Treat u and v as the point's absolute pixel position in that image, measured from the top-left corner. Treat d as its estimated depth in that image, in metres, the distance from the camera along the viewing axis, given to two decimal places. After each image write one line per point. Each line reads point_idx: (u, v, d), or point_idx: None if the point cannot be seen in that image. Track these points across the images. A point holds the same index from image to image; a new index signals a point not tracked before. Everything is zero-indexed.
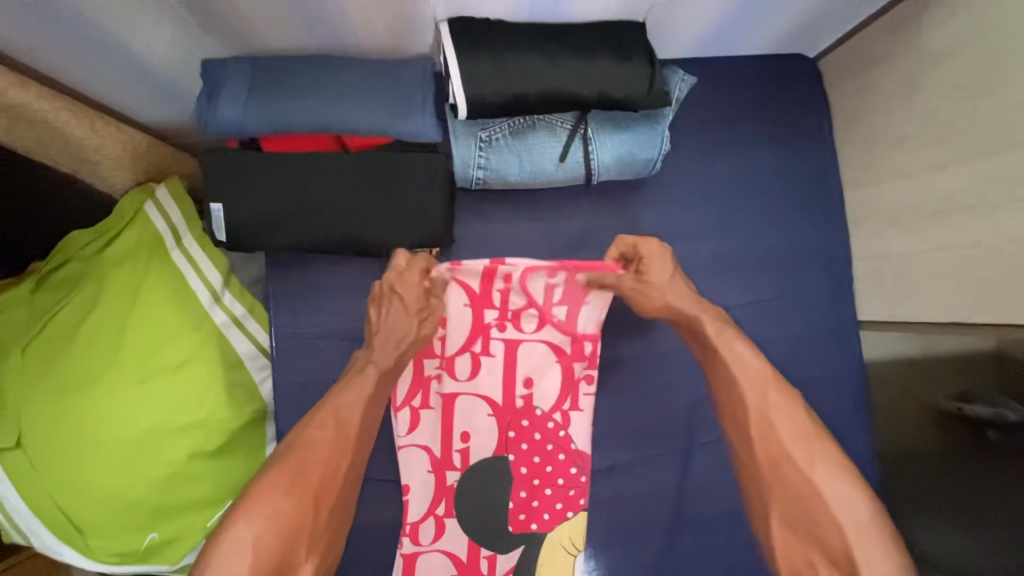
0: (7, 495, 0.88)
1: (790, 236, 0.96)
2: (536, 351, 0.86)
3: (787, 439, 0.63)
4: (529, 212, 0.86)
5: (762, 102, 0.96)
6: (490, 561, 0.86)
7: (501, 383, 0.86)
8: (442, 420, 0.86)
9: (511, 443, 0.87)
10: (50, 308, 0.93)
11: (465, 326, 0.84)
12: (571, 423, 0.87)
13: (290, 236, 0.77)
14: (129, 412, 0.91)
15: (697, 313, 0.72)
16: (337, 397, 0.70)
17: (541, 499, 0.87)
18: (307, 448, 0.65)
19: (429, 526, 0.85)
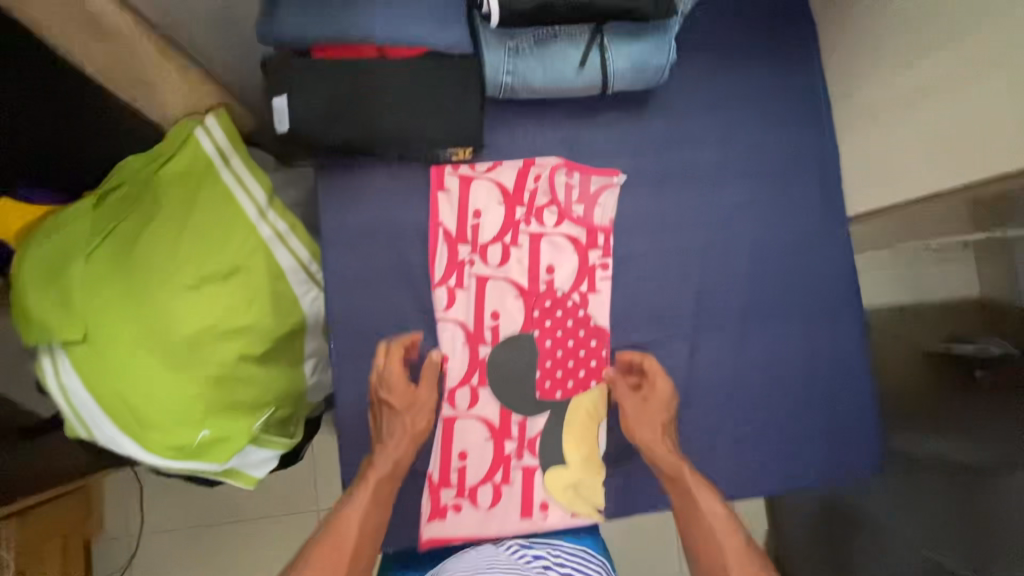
0: (74, 388, 0.96)
1: (789, 140, 1.00)
2: (559, 241, 0.94)
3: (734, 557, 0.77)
4: (551, 122, 0.96)
5: (755, 27, 1.08)
6: (521, 425, 0.91)
7: (528, 270, 0.94)
8: (474, 301, 0.92)
9: (537, 319, 0.93)
10: (111, 221, 1.01)
11: (495, 217, 0.93)
12: (592, 306, 0.94)
13: (342, 133, 0.85)
14: (183, 315, 0.99)
15: (678, 462, 0.85)
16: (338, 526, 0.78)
17: (566, 367, 0.93)
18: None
19: (464, 392, 0.91)
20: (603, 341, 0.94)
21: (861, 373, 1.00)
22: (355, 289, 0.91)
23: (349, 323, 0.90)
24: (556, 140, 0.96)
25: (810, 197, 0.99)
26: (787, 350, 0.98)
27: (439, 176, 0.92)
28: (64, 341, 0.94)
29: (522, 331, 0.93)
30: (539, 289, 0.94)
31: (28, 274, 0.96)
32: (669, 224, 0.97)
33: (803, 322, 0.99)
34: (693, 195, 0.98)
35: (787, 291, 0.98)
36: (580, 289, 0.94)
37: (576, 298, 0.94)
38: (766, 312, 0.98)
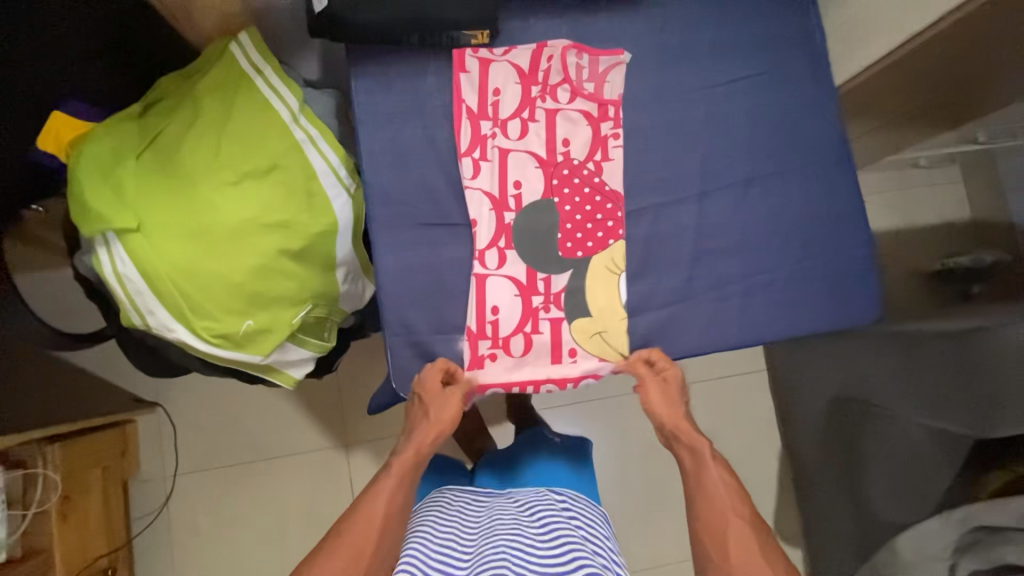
0: (128, 274, 1.03)
1: (778, 20, 1.08)
2: (573, 116, 1.02)
3: (735, 523, 0.85)
4: (558, 11, 1.05)
5: None
6: (546, 281, 0.99)
7: (546, 143, 1.02)
8: (498, 171, 1.00)
9: (556, 187, 1.01)
10: (158, 127, 1.10)
11: (513, 95, 1.01)
12: (607, 174, 1.02)
13: (376, 11, 0.93)
14: (226, 206, 1.07)
15: (697, 433, 0.98)
16: (373, 500, 0.89)
17: (585, 229, 1.00)
18: (349, 533, 0.85)
19: (493, 253, 0.99)
20: (619, 204, 1.02)
21: (859, 226, 1.07)
22: (388, 163, 0.99)
23: (385, 195, 0.98)
24: (564, 27, 1.05)
25: (801, 72, 1.08)
26: (789, 208, 1.05)
27: (461, 58, 1.00)
28: (120, 230, 1.02)
29: (543, 198, 1.01)
30: (557, 160, 1.01)
31: (83, 172, 1.04)
32: (672, 98, 1.05)
33: (801, 183, 1.06)
34: (692, 71, 1.06)
35: (784, 157, 1.06)
36: (594, 159, 1.02)
37: (591, 167, 1.02)
38: (764, 174, 1.05)
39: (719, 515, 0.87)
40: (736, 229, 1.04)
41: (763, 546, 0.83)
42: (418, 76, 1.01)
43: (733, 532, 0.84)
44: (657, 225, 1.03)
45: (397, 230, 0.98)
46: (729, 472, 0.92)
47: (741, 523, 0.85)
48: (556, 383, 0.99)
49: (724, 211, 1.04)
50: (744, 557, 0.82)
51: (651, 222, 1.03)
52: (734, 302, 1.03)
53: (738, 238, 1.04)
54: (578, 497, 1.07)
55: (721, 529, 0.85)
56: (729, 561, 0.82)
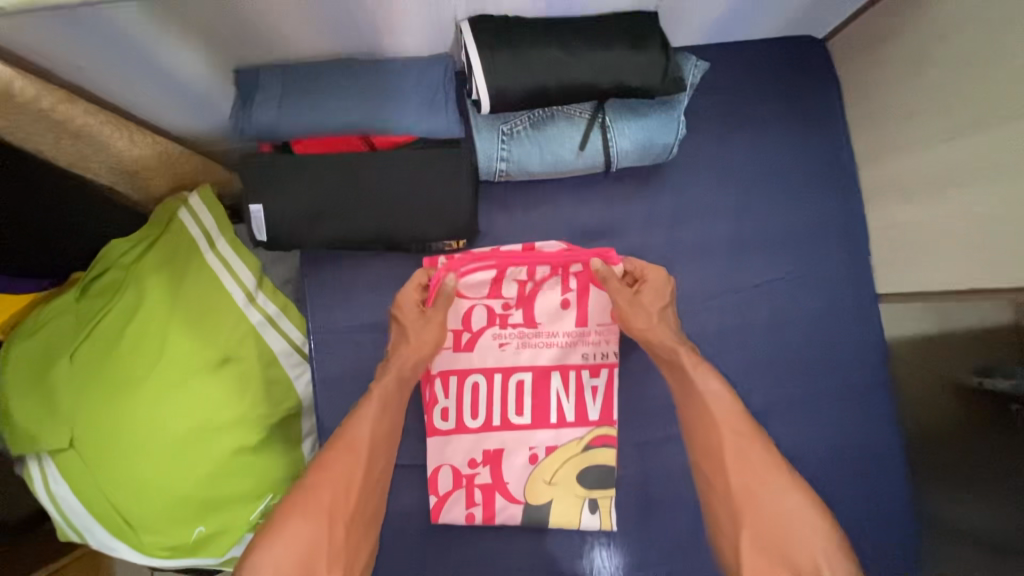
0: (63, 494, 0.92)
1: (809, 210, 0.91)
2: (556, 313, 0.91)
3: (729, 456, 0.71)
4: (551, 204, 0.89)
5: (784, 64, 0.91)
6: (505, 494, 0.89)
7: (524, 327, 0.91)
8: (472, 364, 0.91)
9: (535, 380, 0.91)
10: (94, 315, 0.97)
11: (488, 276, 0.89)
12: (600, 363, 0.90)
13: (327, 232, 0.80)
14: (171, 411, 0.95)
15: (677, 345, 0.79)
16: (354, 424, 0.76)
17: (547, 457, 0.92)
18: (327, 466, 0.72)
19: (447, 478, 0.89)
20: (611, 400, 0.90)
21: (895, 457, 0.92)
22: (351, 389, 0.89)
23: None
24: (557, 223, 0.89)
25: (830, 273, 0.91)
26: (812, 438, 0.91)
27: (432, 262, 0.85)
28: (51, 448, 0.91)
29: (522, 396, 0.90)
30: (540, 347, 0.91)
31: (14, 377, 0.93)
32: (681, 307, 0.90)
33: (827, 407, 0.91)
34: (705, 274, 0.90)
35: (805, 379, 0.91)
36: (581, 349, 0.91)
37: (578, 358, 0.91)
38: (785, 394, 0.91)
39: (712, 439, 0.73)
40: None
41: (772, 458, 0.70)
42: (385, 285, 0.88)
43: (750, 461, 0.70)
44: (654, 458, 0.92)
45: None
46: (722, 383, 0.76)
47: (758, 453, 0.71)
48: (533, 424, 0.90)
49: None
50: (757, 483, 0.69)
51: (648, 452, 0.92)
52: None
53: None
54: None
55: (720, 456, 0.72)
56: (731, 485, 0.70)
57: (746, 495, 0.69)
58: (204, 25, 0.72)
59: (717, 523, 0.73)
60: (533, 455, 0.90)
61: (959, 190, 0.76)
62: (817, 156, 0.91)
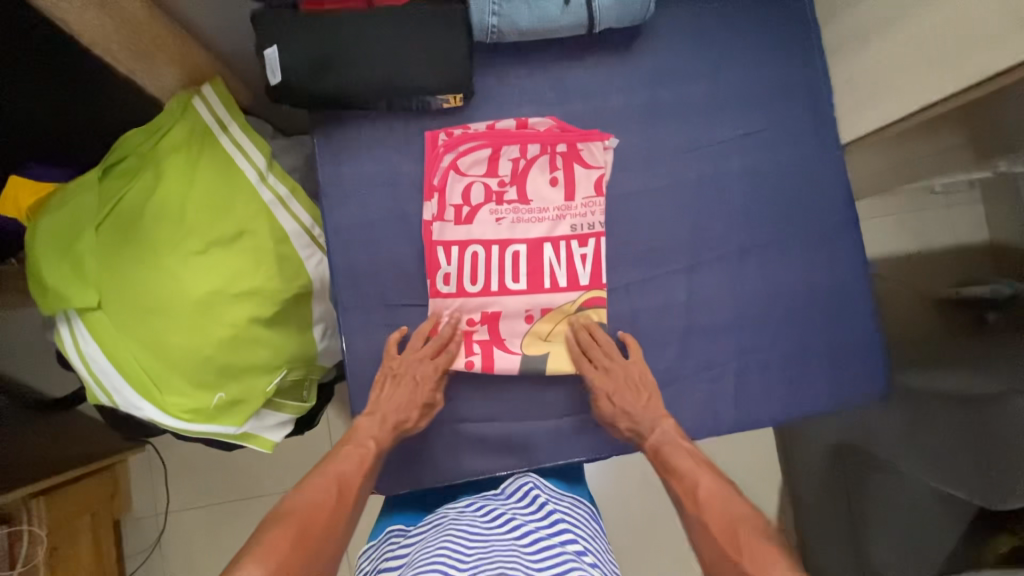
0: (93, 354, 0.99)
1: (776, 71, 0.99)
2: (545, 190, 0.94)
3: (720, 522, 0.74)
4: (540, 66, 0.96)
5: None
6: (501, 345, 0.93)
7: (517, 203, 0.94)
8: (471, 236, 0.94)
9: (532, 248, 0.93)
10: (118, 193, 1.04)
11: (484, 154, 0.94)
12: (587, 232, 0.94)
13: (334, 83, 0.86)
14: (191, 278, 1.02)
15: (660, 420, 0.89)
16: (338, 464, 0.81)
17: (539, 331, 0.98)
18: (311, 498, 0.75)
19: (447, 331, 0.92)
20: (600, 265, 0.94)
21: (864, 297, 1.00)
22: (358, 240, 0.94)
23: (354, 273, 0.94)
24: (547, 83, 0.96)
25: (797, 127, 0.99)
26: (789, 279, 0.98)
27: (433, 141, 0.93)
28: (81, 308, 0.98)
29: (519, 264, 0.93)
30: (532, 222, 0.94)
31: (42, 246, 0.99)
32: (662, 160, 0.97)
33: (800, 251, 0.99)
34: (684, 129, 0.98)
35: (779, 226, 0.98)
36: (569, 221, 0.94)
37: (567, 230, 0.94)
38: (760, 239, 0.98)
39: (703, 505, 0.77)
40: (731, 304, 0.97)
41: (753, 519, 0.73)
42: (388, 143, 0.95)
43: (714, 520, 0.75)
44: (645, 302, 0.96)
45: (366, 310, 0.94)
46: (702, 458, 0.84)
47: (728, 501, 0.76)
48: (529, 291, 0.93)
49: (715, 280, 0.96)
50: (749, 543, 0.70)
51: (638, 295, 0.96)
52: (725, 382, 0.96)
53: (732, 308, 0.97)
54: (563, 496, 0.90)
55: (709, 513, 0.75)
56: (721, 539, 0.72)
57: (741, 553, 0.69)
58: None
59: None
60: (528, 317, 0.94)
61: None
62: (783, 21, 0.99)
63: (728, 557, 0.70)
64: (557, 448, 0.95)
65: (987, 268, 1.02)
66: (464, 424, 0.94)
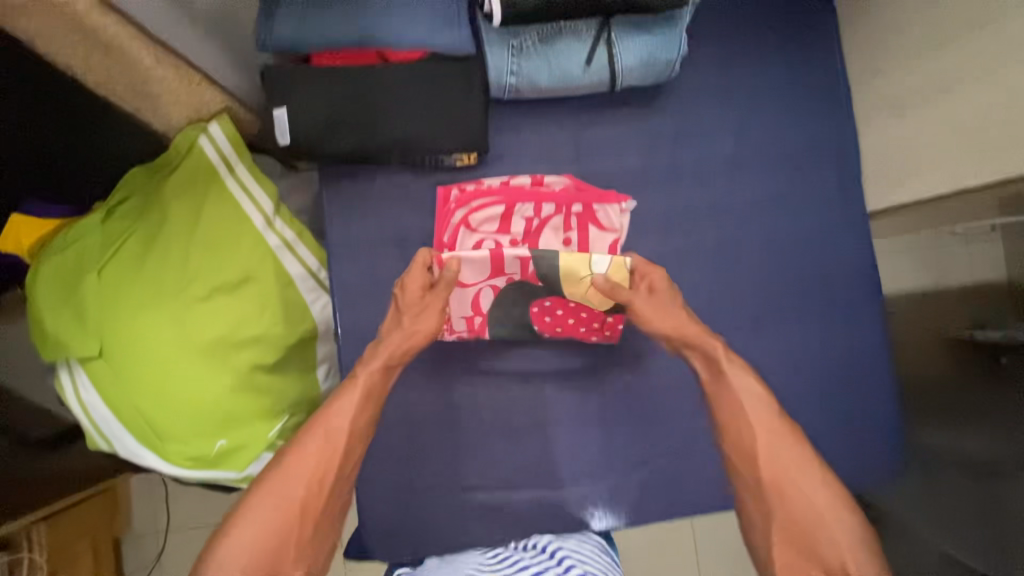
0: (94, 403, 0.98)
1: (804, 131, 0.95)
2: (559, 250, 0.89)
3: (765, 457, 0.72)
4: (558, 123, 0.93)
5: None
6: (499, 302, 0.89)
7: None
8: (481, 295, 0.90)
9: (551, 303, 0.88)
10: (120, 236, 1.01)
11: (498, 210, 0.90)
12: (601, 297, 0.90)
13: (346, 142, 0.84)
14: (194, 326, 1.00)
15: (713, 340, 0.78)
16: (330, 413, 0.78)
17: (566, 323, 0.90)
18: (307, 451, 0.75)
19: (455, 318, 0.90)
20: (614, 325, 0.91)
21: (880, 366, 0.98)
22: (365, 299, 0.92)
23: (359, 331, 0.92)
24: (565, 141, 0.93)
25: (822, 191, 0.95)
26: (803, 348, 0.96)
27: (445, 197, 0.89)
28: (82, 357, 0.96)
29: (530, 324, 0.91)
30: None
31: (45, 291, 0.97)
32: (681, 223, 0.94)
33: (817, 319, 0.96)
34: (703, 191, 0.94)
35: (797, 293, 0.96)
36: None
37: None
38: (777, 307, 0.95)
39: (748, 437, 0.73)
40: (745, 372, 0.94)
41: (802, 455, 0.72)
42: (398, 198, 0.92)
43: (805, 496, 0.69)
44: None
45: None
46: (760, 382, 0.76)
47: (777, 439, 0.72)
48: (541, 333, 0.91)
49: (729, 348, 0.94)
50: (785, 477, 0.70)
51: None
52: None
53: None
54: (585, 541, 0.89)
55: (751, 456, 0.73)
56: (763, 475, 0.71)
57: (778, 489, 0.70)
58: None
59: (748, 511, 0.73)
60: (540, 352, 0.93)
61: (945, 102, 0.81)
62: (813, 79, 0.95)
63: (818, 528, 0.68)
64: (560, 515, 0.93)
65: (1002, 310, 0.78)
66: (465, 489, 0.92)
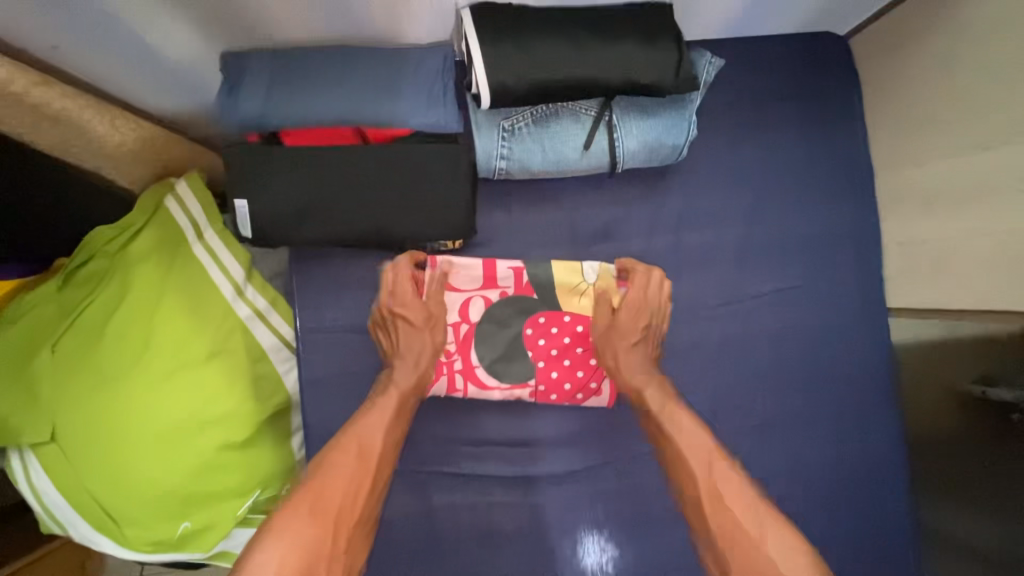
0: (45, 489, 0.90)
1: (821, 218, 0.87)
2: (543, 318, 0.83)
3: (700, 492, 0.65)
4: (553, 204, 0.85)
5: (804, 66, 0.87)
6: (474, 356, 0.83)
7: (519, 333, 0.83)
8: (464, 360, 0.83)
9: (546, 320, 0.83)
10: (77, 305, 0.93)
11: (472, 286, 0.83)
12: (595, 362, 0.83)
13: (317, 230, 0.77)
14: (159, 404, 0.93)
15: (647, 381, 0.77)
16: (361, 422, 0.73)
17: (561, 345, 0.82)
18: (339, 460, 0.68)
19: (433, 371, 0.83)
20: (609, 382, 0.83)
21: (899, 471, 0.90)
22: (338, 392, 0.84)
23: (331, 427, 0.84)
24: (561, 223, 0.85)
25: (839, 283, 0.88)
26: (815, 452, 0.88)
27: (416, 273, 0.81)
28: (32, 442, 0.89)
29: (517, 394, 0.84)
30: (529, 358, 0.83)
31: None
32: (685, 315, 0.86)
33: (831, 421, 0.89)
34: (711, 281, 0.87)
35: (810, 393, 0.88)
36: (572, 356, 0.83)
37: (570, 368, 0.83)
38: (787, 407, 0.88)
39: (687, 478, 0.67)
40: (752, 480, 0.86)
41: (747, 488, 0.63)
42: (378, 284, 0.84)
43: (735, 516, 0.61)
44: (652, 473, 0.86)
45: None
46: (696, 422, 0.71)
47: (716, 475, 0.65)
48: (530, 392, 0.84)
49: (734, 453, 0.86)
50: (733, 523, 0.61)
51: (647, 467, 0.86)
52: None
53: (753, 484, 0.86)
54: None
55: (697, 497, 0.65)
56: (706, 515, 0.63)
57: (725, 533, 0.61)
58: (184, 4, 0.68)
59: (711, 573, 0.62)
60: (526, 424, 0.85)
61: (984, 205, 0.73)
62: (833, 161, 0.87)
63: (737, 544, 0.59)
64: None
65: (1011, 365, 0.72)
66: None
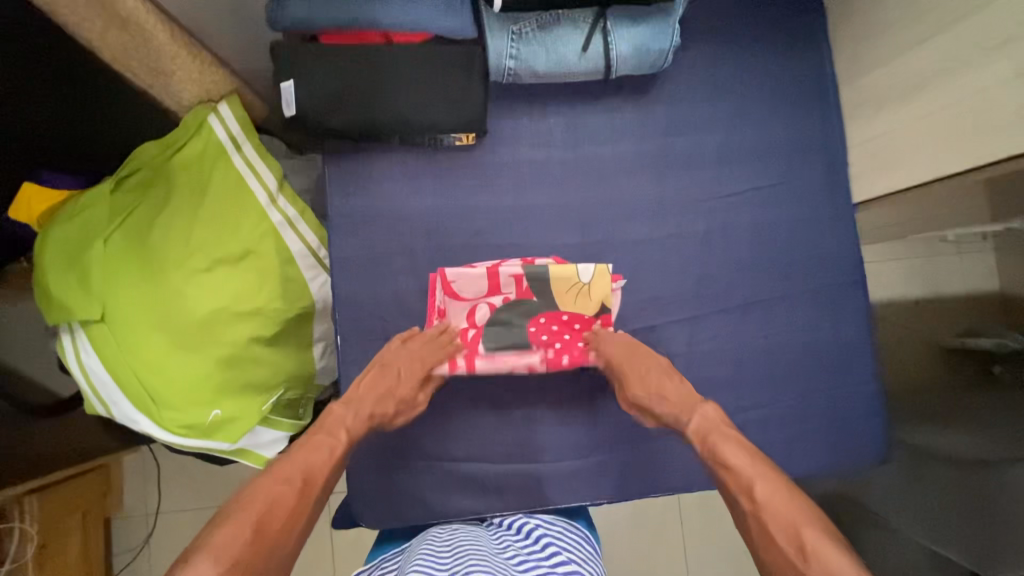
0: (93, 366, 1.00)
1: (791, 125, 0.99)
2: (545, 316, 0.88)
3: (746, 471, 0.66)
4: (555, 108, 0.97)
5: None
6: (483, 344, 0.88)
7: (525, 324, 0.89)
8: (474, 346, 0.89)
9: (546, 320, 0.88)
10: (128, 207, 1.05)
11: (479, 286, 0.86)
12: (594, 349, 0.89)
13: (348, 118, 0.88)
14: (195, 296, 1.02)
15: (679, 390, 0.81)
16: (331, 415, 0.78)
17: (562, 339, 0.89)
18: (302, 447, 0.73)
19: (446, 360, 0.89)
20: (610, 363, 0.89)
21: (865, 356, 1.00)
22: (362, 271, 0.94)
23: (355, 304, 0.94)
24: (560, 125, 0.97)
25: (808, 182, 0.99)
26: (788, 335, 0.98)
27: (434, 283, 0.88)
28: (84, 320, 0.98)
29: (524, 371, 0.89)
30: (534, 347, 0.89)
31: (50, 256, 1.00)
32: (672, 208, 0.97)
33: (803, 307, 0.98)
34: (695, 180, 0.97)
35: (783, 282, 0.98)
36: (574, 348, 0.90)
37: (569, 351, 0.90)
38: (763, 293, 0.98)
39: (734, 472, 0.67)
40: (731, 357, 0.97)
41: (785, 480, 0.64)
42: (399, 177, 0.95)
43: (784, 519, 0.60)
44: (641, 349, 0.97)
45: (366, 343, 0.94)
46: (739, 438, 0.72)
47: (760, 465, 0.67)
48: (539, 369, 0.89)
49: (713, 331, 0.96)
50: (774, 496, 0.62)
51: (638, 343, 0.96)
52: None
53: (730, 359, 0.97)
54: (551, 519, 0.88)
55: (742, 475, 0.66)
56: (754, 495, 0.63)
57: (763, 510, 0.62)
58: None
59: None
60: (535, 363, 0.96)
61: (927, 95, 0.84)
62: (800, 76, 0.99)
63: (794, 566, 0.56)
64: (547, 492, 0.94)
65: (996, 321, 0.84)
66: (455, 462, 0.94)
